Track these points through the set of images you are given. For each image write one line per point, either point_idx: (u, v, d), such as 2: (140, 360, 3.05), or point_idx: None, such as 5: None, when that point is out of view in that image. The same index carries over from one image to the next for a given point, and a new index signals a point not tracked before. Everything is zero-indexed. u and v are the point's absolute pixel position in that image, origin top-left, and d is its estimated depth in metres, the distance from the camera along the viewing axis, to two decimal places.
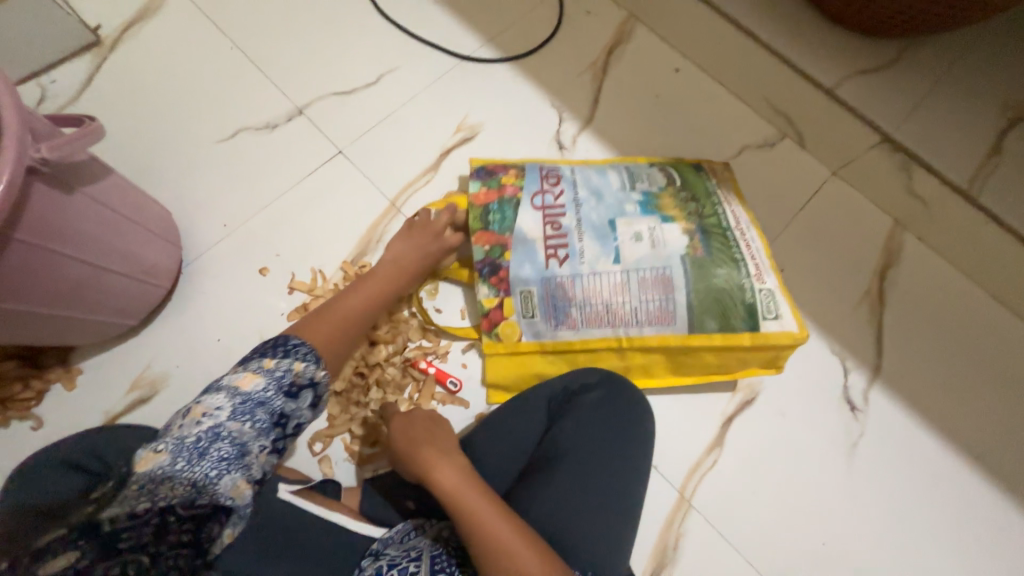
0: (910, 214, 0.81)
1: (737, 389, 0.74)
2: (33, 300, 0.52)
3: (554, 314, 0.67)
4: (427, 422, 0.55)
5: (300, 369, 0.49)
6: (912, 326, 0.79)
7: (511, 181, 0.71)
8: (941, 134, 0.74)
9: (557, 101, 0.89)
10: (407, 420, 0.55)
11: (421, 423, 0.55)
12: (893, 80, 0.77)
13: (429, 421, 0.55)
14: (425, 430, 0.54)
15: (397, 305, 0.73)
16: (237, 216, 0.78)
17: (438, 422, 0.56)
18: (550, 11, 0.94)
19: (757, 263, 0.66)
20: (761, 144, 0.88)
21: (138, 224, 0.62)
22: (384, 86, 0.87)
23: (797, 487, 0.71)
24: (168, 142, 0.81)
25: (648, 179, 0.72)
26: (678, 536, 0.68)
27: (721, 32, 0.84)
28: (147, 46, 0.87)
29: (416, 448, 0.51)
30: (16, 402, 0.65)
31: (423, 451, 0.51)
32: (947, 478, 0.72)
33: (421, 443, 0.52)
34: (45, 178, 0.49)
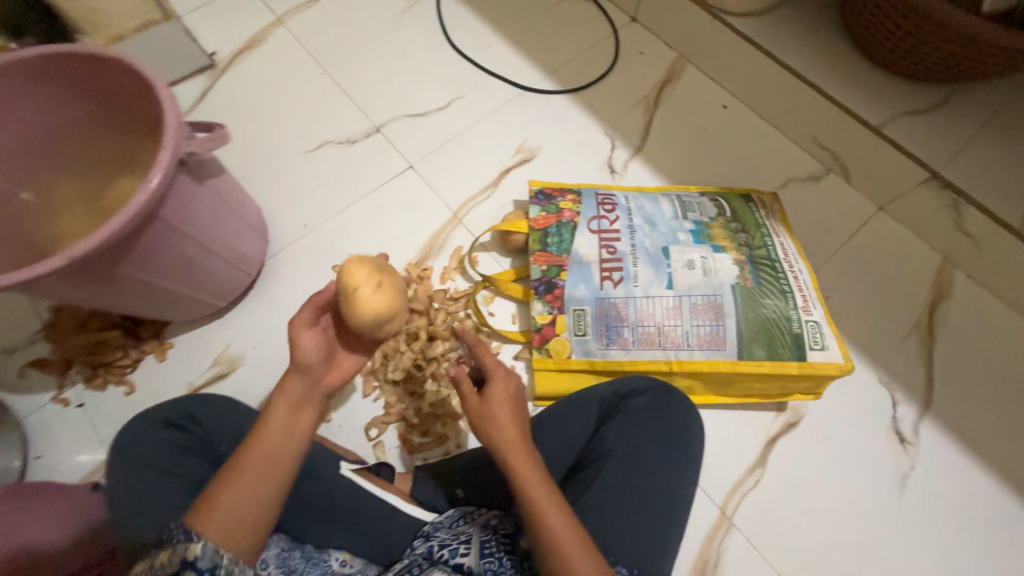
0: (959, 251, 0.82)
1: (781, 410, 0.75)
2: (153, 273, 0.58)
3: (605, 334, 0.71)
4: (511, 401, 0.50)
5: (190, 552, 0.40)
6: (965, 363, 0.78)
7: (569, 206, 0.78)
8: (991, 173, 0.76)
9: (611, 130, 0.95)
10: (492, 396, 0.50)
11: (503, 401, 0.50)
12: (942, 121, 0.79)
13: (514, 401, 0.50)
14: (507, 408, 0.49)
15: (454, 306, 0.79)
16: (317, 217, 0.87)
17: (518, 400, 0.51)
18: (608, 50, 1.03)
19: (807, 295, 0.68)
20: (807, 177, 0.91)
21: (242, 218, 0.69)
22: (454, 111, 0.96)
23: (843, 516, 0.70)
24: (264, 150, 0.91)
25: (699, 209, 0.77)
26: (719, 553, 0.68)
27: (769, 73, 0.89)
28: (253, 68, 0.99)
29: (498, 421, 0.48)
30: (115, 367, 0.74)
31: (501, 426, 0.48)
32: (1005, 522, 0.69)
33: (501, 419, 0.48)
34: (188, 170, 0.57)
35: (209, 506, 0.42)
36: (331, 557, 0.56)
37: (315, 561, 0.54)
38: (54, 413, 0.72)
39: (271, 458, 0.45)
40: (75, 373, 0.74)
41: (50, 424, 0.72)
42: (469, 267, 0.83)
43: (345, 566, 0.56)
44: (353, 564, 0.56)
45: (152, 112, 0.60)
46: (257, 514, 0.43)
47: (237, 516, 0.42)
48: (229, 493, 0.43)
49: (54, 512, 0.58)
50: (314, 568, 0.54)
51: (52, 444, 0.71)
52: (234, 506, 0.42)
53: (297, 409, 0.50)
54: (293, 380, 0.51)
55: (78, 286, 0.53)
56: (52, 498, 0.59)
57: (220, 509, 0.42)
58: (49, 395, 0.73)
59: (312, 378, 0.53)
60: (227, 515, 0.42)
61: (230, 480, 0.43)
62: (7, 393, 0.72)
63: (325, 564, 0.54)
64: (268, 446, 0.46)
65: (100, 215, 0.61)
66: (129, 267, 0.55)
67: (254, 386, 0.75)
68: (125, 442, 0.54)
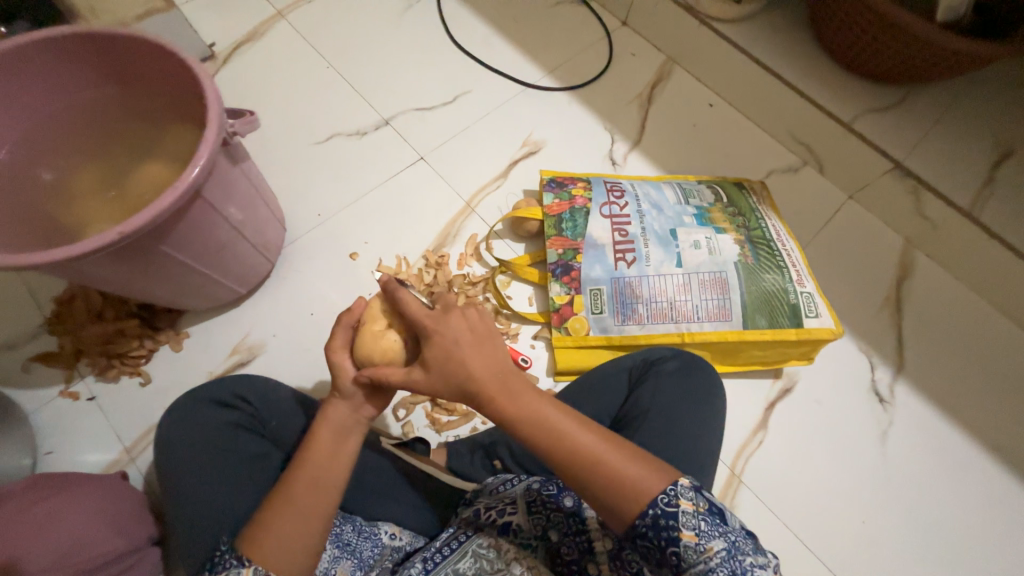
0: (921, 232, 0.92)
1: (777, 377, 0.82)
2: (190, 253, 0.62)
3: (621, 310, 0.76)
4: (469, 335, 0.48)
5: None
6: (931, 330, 0.87)
7: (581, 193, 0.83)
8: (945, 162, 0.86)
9: (609, 125, 1.00)
10: (445, 337, 0.47)
11: (464, 339, 0.48)
12: (901, 118, 0.89)
13: (472, 336, 0.48)
14: (470, 344, 0.47)
15: (473, 290, 0.82)
16: (330, 208, 0.88)
17: (483, 333, 0.48)
18: (603, 48, 1.07)
19: (799, 270, 0.76)
20: (786, 170, 0.99)
21: (267, 204, 0.73)
22: (459, 105, 0.99)
23: (836, 469, 0.77)
24: (272, 143, 0.92)
25: (699, 196, 0.83)
26: (730, 508, 0.74)
27: (752, 73, 0.97)
28: (255, 62, 0.99)
29: (464, 364, 0.46)
30: (130, 358, 0.73)
31: (473, 365, 0.46)
32: (972, 468, 0.78)
33: (472, 359, 0.47)
34: (226, 153, 0.60)
35: (259, 533, 0.43)
36: (381, 530, 0.59)
37: (367, 535, 0.57)
38: (67, 405, 0.72)
39: (323, 484, 0.46)
40: (84, 366, 0.73)
41: (66, 417, 0.71)
42: (485, 253, 0.86)
43: (395, 538, 0.58)
44: (402, 536, 0.59)
45: (188, 100, 0.63)
46: (307, 545, 0.43)
47: (289, 546, 0.43)
48: (278, 516, 0.43)
49: (97, 499, 0.58)
50: (366, 541, 0.57)
51: (69, 436, 0.70)
52: (285, 534, 0.43)
53: (343, 432, 0.49)
54: (335, 405, 0.50)
55: (123, 263, 0.56)
56: (87, 485, 0.59)
57: (267, 537, 0.42)
58: (58, 389, 0.72)
59: (356, 404, 0.50)
60: (278, 546, 0.42)
61: (277, 506, 0.44)
62: (14, 389, 0.72)
63: (376, 537, 0.58)
64: (314, 468, 0.46)
65: (124, 199, 0.61)
66: (169, 246, 0.58)
67: (276, 373, 0.76)
68: (179, 421, 0.56)
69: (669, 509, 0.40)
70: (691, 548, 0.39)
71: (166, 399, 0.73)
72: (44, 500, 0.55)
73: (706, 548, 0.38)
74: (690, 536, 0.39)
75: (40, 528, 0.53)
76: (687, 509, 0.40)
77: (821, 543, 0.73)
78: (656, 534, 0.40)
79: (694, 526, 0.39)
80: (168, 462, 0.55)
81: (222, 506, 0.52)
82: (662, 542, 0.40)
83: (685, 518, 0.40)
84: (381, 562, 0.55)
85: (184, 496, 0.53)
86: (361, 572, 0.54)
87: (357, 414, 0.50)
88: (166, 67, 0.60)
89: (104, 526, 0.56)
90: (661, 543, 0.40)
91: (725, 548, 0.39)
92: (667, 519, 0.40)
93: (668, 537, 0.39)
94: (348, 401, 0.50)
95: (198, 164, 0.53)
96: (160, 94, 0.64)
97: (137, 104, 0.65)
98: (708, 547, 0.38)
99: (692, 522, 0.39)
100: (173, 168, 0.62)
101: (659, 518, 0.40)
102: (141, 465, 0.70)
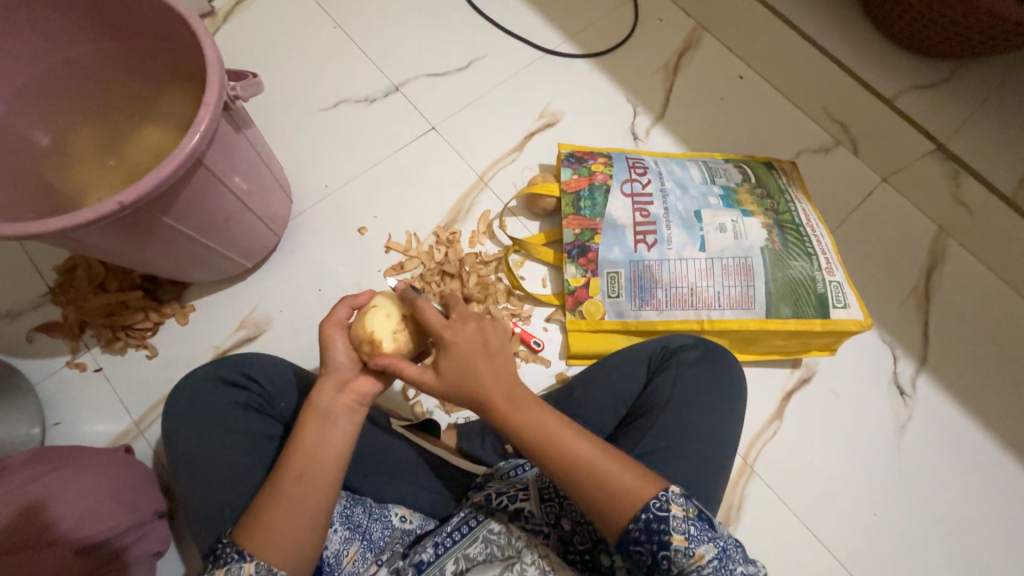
0: (955, 219, 0.86)
1: (796, 367, 0.80)
2: (193, 224, 0.59)
3: (639, 295, 0.74)
4: (481, 349, 0.46)
5: (245, 570, 0.40)
6: (958, 324, 0.83)
7: (601, 169, 0.78)
8: (992, 146, 0.80)
9: (632, 97, 0.94)
10: (458, 345, 0.46)
11: (477, 345, 0.46)
12: (948, 94, 0.82)
13: (483, 346, 0.46)
14: (480, 354, 0.46)
15: (485, 270, 0.79)
16: (338, 178, 0.84)
17: (494, 346, 0.47)
18: (627, 12, 1.00)
19: (828, 257, 0.73)
20: (817, 149, 0.93)
21: (272, 174, 0.70)
22: (473, 72, 0.93)
23: (851, 461, 0.76)
24: (276, 108, 0.87)
25: (726, 175, 0.79)
26: (741, 498, 0.74)
27: (788, 42, 0.90)
28: (257, 20, 0.93)
29: (474, 373, 0.45)
30: (135, 330, 0.72)
31: (482, 373, 0.45)
32: (989, 464, 0.77)
33: (482, 366, 0.45)
34: (228, 117, 0.57)
35: (258, 529, 0.41)
36: (391, 512, 0.57)
37: (377, 517, 0.56)
38: (73, 375, 0.71)
39: (310, 468, 0.43)
40: (89, 337, 0.72)
41: (72, 387, 0.71)
42: (498, 231, 0.82)
43: (405, 521, 0.57)
44: (412, 519, 0.58)
45: (187, 58, 0.58)
46: (305, 538, 0.42)
47: (287, 539, 0.41)
48: (279, 509, 0.42)
49: (98, 475, 0.57)
50: (376, 522, 0.56)
51: (76, 408, 0.70)
52: (286, 530, 0.41)
53: (327, 417, 0.45)
54: (321, 384, 0.47)
55: (123, 235, 0.54)
56: (87, 462, 0.58)
57: (267, 534, 0.41)
58: (64, 359, 0.71)
59: (343, 382, 0.47)
60: (275, 544, 0.41)
61: (277, 502, 0.42)
62: (20, 358, 0.71)
63: (386, 519, 0.57)
64: (307, 457, 0.43)
65: (122, 165, 0.58)
66: (171, 218, 0.56)
67: (282, 348, 0.74)
68: (189, 400, 0.56)
69: (660, 513, 0.40)
70: (681, 552, 0.39)
71: (172, 372, 0.72)
72: (44, 476, 0.55)
73: (695, 553, 0.39)
74: (680, 540, 0.39)
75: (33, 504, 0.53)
76: (677, 514, 0.40)
77: (830, 534, 0.73)
78: (648, 539, 0.40)
79: (684, 530, 0.40)
80: (177, 437, 0.54)
81: (237, 482, 0.52)
82: (653, 547, 0.39)
83: (676, 522, 0.40)
84: (392, 544, 0.54)
85: (196, 471, 0.53)
86: (372, 554, 0.54)
87: (349, 395, 0.46)
88: (161, 21, 0.56)
89: (108, 502, 0.56)
90: (653, 547, 0.39)
91: (717, 556, 0.39)
92: (658, 523, 0.40)
93: (659, 540, 0.39)
94: (335, 379, 0.47)
95: (199, 129, 0.49)
96: (157, 51, 0.60)
97: (133, 62, 0.61)
98: (696, 553, 0.39)
99: (682, 526, 0.40)
100: (172, 134, 0.58)
101: (651, 522, 0.40)
102: (149, 437, 0.69)
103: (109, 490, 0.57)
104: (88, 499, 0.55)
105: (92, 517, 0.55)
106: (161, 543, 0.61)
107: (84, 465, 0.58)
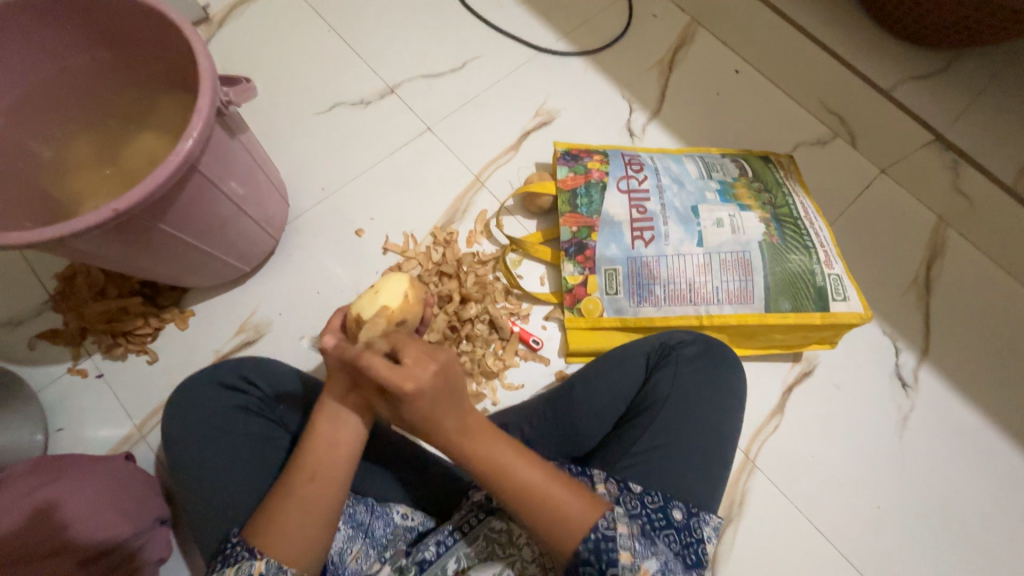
0: (955, 209, 0.86)
1: (796, 360, 0.79)
2: (190, 230, 0.59)
3: (637, 292, 0.73)
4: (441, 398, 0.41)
5: (255, 568, 0.40)
6: (960, 315, 0.83)
7: (597, 166, 0.78)
8: (992, 134, 0.79)
9: (628, 93, 0.94)
10: (420, 398, 0.41)
11: (438, 391, 0.41)
12: (947, 83, 0.82)
13: (445, 390, 0.42)
14: (442, 399, 0.42)
15: (483, 269, 0.79)
16: (334, 180, 0.84)
17: (456, 386, 0.43)
18: (621, 9, 1.00)
19: (827, 250, 0.73)
20: (814, 142, 0.93)
21: (268, 178, 0.70)
22: (468, 72, 0.93)
23: (854, 454, 0.76)
24: (272, 113, 0.88)
25: (722, 170, 0.79)
26: (744, 493, 0.73)
27: (783, 35, 0.89)
28: (252, 25, 0.94)
29: (431, 416, 0.42)
30: (136, 336, 0.73)
31: (438, 417, 0.42)
32: (993, 454, 0.76)
33: (440, 409, 0.42)
34: (222, 123, 0.57)
35: (264, 530, 0.42)
36: (393, 510, 0.57)
37: (379, 514, 0.56)
38: (75, 382, 0.71)
39: (309, 468, 0.43)
40: (90, 343, 0.73)
41: (74, 394, 0.71)
42: (495, 230, 0.82)
43: (407, 518, 0.57)
44: (414, 516, 0.57)
45: (181, 64, 0.59)
46: (310, 540, 0.42)
47: (291, 539, 0.42)
48: (279, 511, 0.42)
49: (100, 482, 0.58)
50: (378, 519, 0.56)
51: (78, 414, 0.70)
52: (291, 531, 0.42)
53: (328, 416, 0.45)
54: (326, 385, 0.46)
55: (119, 242, 0.54)
56: (89, 469, 0.59)
57: (275, 533, 0.41)
58: (66, 366, 0.72)
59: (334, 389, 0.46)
60: (283, 544, 0.41)
61: (281, 502, 0.42)
62: (22, 366, 0.72)
63: (388, 516, 0.56)
64: (310, 457, 0.44)
65: (119, 172, 0.58)
66: (168, 224, 0.56)
67: (282, 352, 0.74)
68: (189, 405, 0.56)
69: (609, 532, 0.43)
70: (627, 568, 0.42)
71: (174, 376, 0.72)
72: (47, 485, 0.56)
73: (639, 567, 0.42)
74: (627, 556, 0.42)
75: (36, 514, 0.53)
76: (625, 531, 0.43)
77: (834, 527, 0.72)
78: (598, 557, 0.42)
79: (630, 546, 0.43)
80: (179, 440, 0.55)
81: (238, 484, 0.52)
82: (603, 564, 0.42)
83: (623, 541, 0.43)
84: (394, 542, 0.55)
85: (197, 474, 0.53)
86: (375, 551, 0.54)
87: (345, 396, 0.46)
88: (154, 28, 0.56)
89: (109, 512, 0.56)
90: (602, 565, 0.42)
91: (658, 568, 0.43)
92: (607, 541, 0.42)
93: (609, 558, 0.42)
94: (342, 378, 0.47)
95: (193, 134, 0.49)
96: (151, 57, 0.60)
97: (128, 69, 0.61)
98: (641, 566, 0.42)
99: (629, 543, 0.43)
100: (168, 140, 0.59)
101: (601, 541, 0.42)
102: (151, 442, 0.70)
103: (110, 501, 0.57)
104: (91, 509, 0.55)
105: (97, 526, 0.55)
106: (164, 550, 0.62)
107: (89, 475, 0.58)
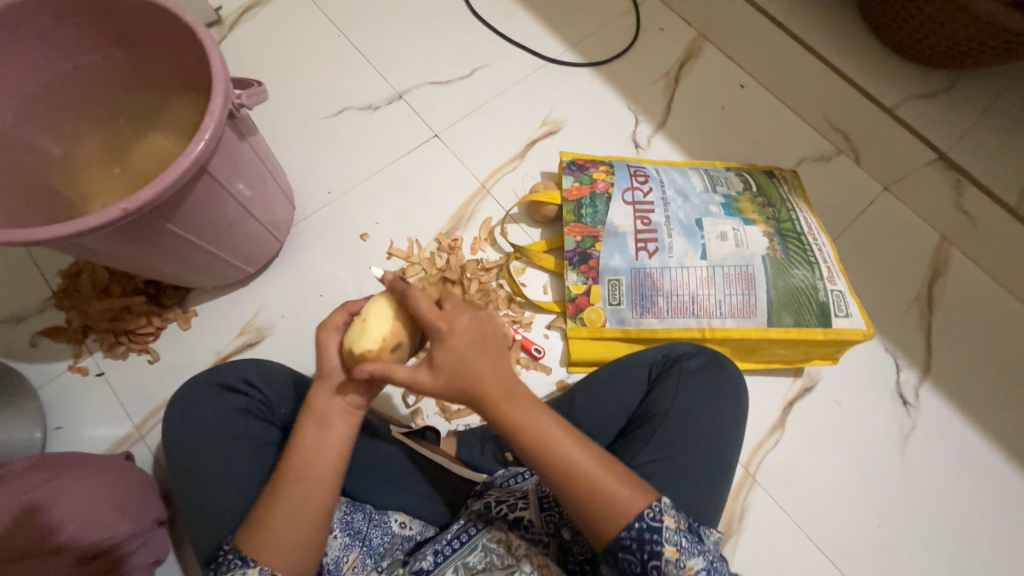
0: (958, 228, 0.86)
1: (798, 375, 0.79)
2: (196, 231, 0.60)
3: (640, 303, 0.74)
4: (477, 344, 0.44)
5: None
6: (961, 333, 0.83)
7: (602, 177, 0.78)
8: (995, 155, 0.80)
9: (634, 105, 0.95)
10: (456, 337, 0.43)
11: (474, 337, 0.44)
12: (950, 103, 0.82)
13: (481, 337, 0.45)
14: (477, 346, 0.44)
15: (486, 276, 0.80)
16: (340, 184, 0.85)
17: (490, 337, 0.46)
18: (629, 22, 1.01)
19: (830, 266, 0.73)
20: (818, 158, 0.94)
21: (275, 180, 0.71)
22: (476, 80, 0.94)
23: (854, 471, 0.75)
24: (281, 116, 0.88)
25: (727, 184, 0.79)
26: (743, 508, 0.73)
27: (789, 51, 0.90)
28: (263, 28, 0.95)
29: (474, 367, 0.43)
30: (137, 335, 0.73)
31: (481, 369, 0.44)
32: (994, 475, 0.76)
33: (478, 367, 0.44)
34: (233, 125, 0.58)
35: (256, 536, 0.42)
36: (392, 518, 0.57)
37: (377, 523, 0.56)
38: (75, 380, 0.71)
39: (305, 475, 0.43)
40: (91, 341, 0.73)
41: (73, 392, 0.71)
42: (499, 238, 0.83)
43: (405, 527, 0.57)
44: (412, 525, 0.57)
45: (194, 67, 0.59)
46: (302, 546, 0.42)
47: (283, 546, 0.41)
48: (276, 516, 0.42)
49: (99, 481, 0.57)
50: (376, 528, 0.56)
51: (77, 413, 0.70)
52: (282, 538, 0.41)
53: (326, 421, 0.45)
54: (316, 389, 0.46)
55: (126, 241, 0.54)
56: (89, 468, 0.59)
57: (266, 540, 0.41)
58: (67, 363, 0.72)
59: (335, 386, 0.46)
60: (274, 551, 0.41)
61: (276, 508, 0.42)
62: (23, 362, 0.71)
63: (386, 525, 0.56)
64: (307, 463, 0.43)
65: (127, 172, 0.58)
66: (176, 224, 0.56)
67: (283, 354, 0.74)
68: (189, 407, 0.56)
69: (654, 524, 0.42)
70: (672, 563, 0.41)
71: (174, 376, 0.72)
72: (46, 482, 0.55)
73: (685, 564, 0.42)
74: (672, 551, 0.42)
75: (33, 512, 0.53)
76: (670, 525, 0.42)
77: (833, 545, 0.72)
78: (639, 547, 0.42)
79: (676, 541, 0.42)
80: (178, 441, 0.54)
81: (235, 488, 0.52)
82: (645, 555, 0.41)
83: (668, 534, 0.42)
84: (391, 551, 0.54)
85: (195, 476, 0.53)
86: (371, 560, 0.53)
87: (345, 402, 0.46)
88: (168, 31, 0.57)
89: (106, 510, 0.56)
90: (644, 556, 0.42)
91: (703, 567, 0.42)
92: (652, 533, 0.42)
93: (652, 550, 0.41)
94: (330, 385, 0.46)
95: (203, 136, 0.50)
96: (163, 59, 0.60)
97: (139, 70, 0.62)
98: (686, 564, 0.42)
99: (675, 538, 0.42)
100: (177, 141, 0.59)
101: (645, 532, 0.42)
102: (150, 442, 0.69)
103: (109, 499, 0.57)
104: (88, 507, 0.55)
105: (93, 525, 0.55)
106: (160, 551, 0.61)
107: (89, 473, 0.58)
